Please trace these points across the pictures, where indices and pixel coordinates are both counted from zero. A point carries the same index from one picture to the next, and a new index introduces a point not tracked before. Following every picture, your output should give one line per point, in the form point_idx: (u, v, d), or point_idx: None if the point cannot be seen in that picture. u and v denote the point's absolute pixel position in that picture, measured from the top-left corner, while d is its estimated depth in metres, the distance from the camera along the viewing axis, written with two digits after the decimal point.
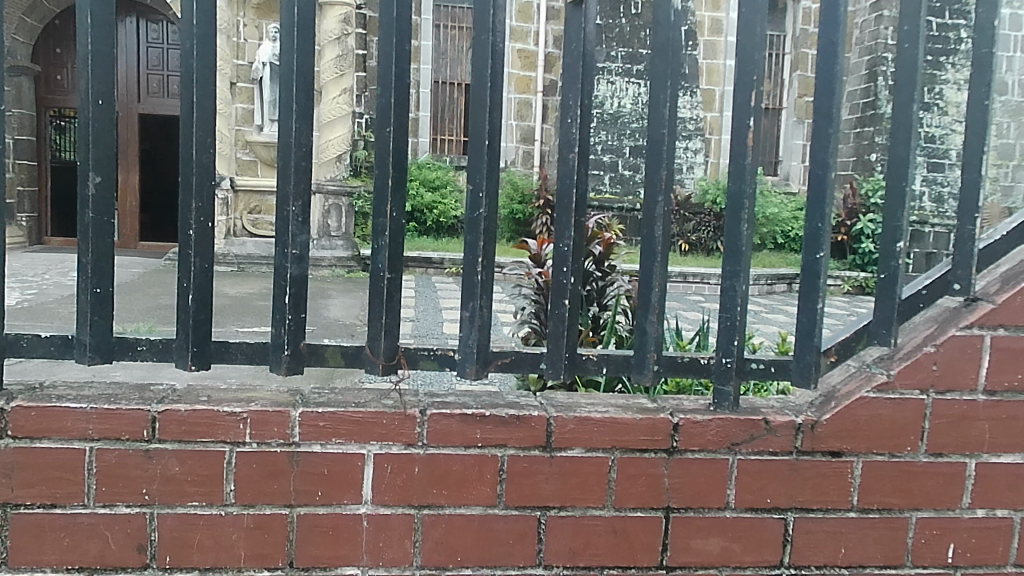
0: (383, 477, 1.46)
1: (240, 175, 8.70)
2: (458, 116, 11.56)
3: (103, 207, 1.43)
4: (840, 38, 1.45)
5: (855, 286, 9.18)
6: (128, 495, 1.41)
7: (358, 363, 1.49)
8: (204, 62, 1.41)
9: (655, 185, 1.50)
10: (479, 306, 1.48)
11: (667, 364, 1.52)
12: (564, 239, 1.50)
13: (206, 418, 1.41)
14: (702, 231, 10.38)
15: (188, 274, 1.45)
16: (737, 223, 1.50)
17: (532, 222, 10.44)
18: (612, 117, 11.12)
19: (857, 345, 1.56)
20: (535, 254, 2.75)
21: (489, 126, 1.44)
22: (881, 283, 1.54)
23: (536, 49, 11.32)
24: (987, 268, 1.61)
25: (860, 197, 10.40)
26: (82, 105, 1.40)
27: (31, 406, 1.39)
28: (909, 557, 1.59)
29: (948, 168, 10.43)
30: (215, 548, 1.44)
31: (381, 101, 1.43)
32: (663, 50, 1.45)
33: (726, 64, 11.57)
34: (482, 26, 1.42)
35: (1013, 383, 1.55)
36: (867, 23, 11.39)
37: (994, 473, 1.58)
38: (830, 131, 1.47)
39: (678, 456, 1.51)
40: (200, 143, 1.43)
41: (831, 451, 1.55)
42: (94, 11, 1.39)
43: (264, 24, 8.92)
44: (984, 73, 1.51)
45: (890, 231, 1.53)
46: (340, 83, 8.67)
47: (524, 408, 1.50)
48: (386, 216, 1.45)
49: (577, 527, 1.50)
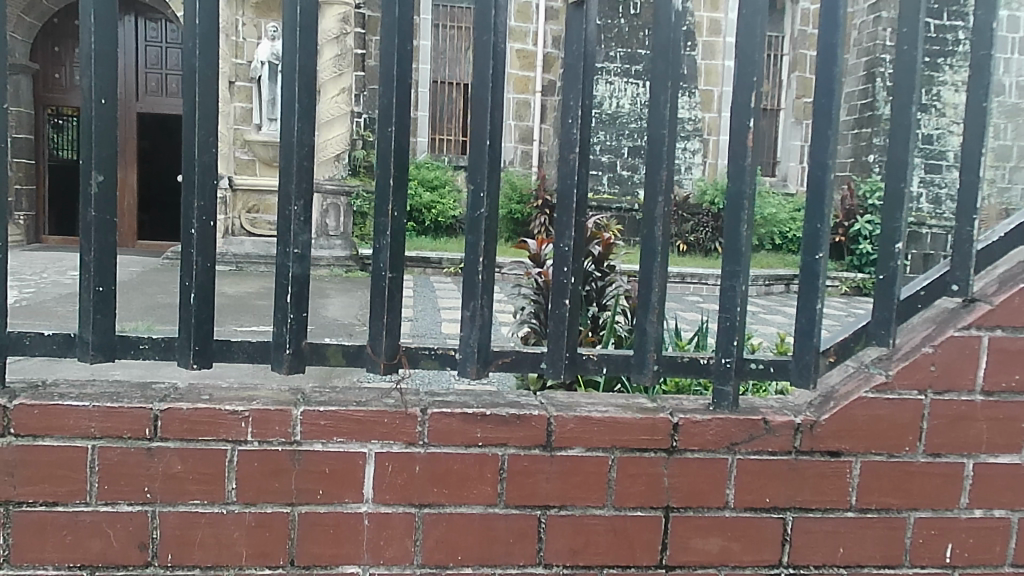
0: (384, 476, 1.46)
1: (238, 174, 8.70)
2: (456, 116, 11.57)
3: (106, 206, 1.43)
4: (839, 39, 1.46)
5: (853, 287, 9.20)
6: (130, 493, 1.42)
7: (359, 362, 1.50)
8: (207, 62, 1.42)
9: (655, 186, 1.51)
10: (480, 306, 1.49)
11: (667, 364, 1.53)
12: (565, 240, 1.50)
13: (208, 416, 1.42)
14: (700, 232, 10.40)
15: (191, 273, 1.46)
16: (737, 223, 1.51)
17: (530, 222, 10.44)
18: (610, 117, 11.15)
19: (855, 345, 1.57)
20: (535, 253, 2.75)
21: (490, 127, 1.45)
22: (880, 284, 1.55)
23: (535, 49, 11.34)
24: (985, 269, 1.61)
25: (858, 198, 10.42)
26: (85, 104, 1.41)
27: (34, 403, 1.40)
28: (907, 557, 1.60)
29: (945, 169, 10.47)
30: (216, 546, 1.45)
31: (383, 101, 1.43)
32: (663, 50, 1.46)
33: (725, 64, 11.56)
34: (483, 26, 1.43)
35: (1010, 383, 1.56)
36: (865, 24, 11.43)
37: (992, 473, 1.59)
38: (828, 132, 1.48)
39: (678, 456, 1.52)
40: (202, 142, 1.43)
41: (830, 451, 1.55)
42: (97, 11, 1.39)
43: (263, 23, 8.90)
44: (983, 74, 1.52)
45: (889, 232, 1.54)
46: (338, 82, 8.66)
47: (525, 407, 1.51)
48: (388, 216, 1.46)
49: (577, 526, 1.51)
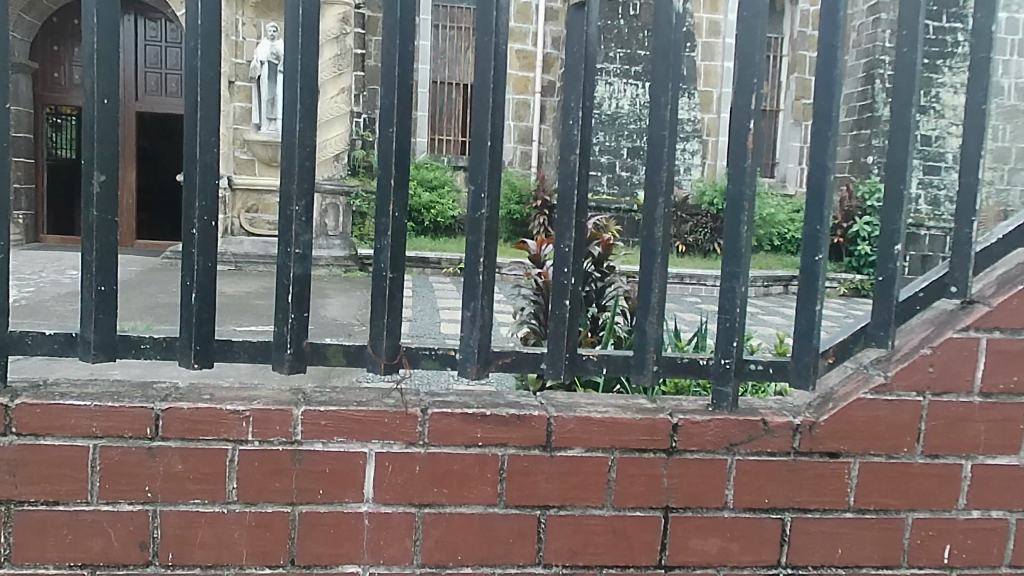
0: (384, 476, 1.47)
1: (238, 174, 8.71)
2: (456, 116, 11.59)
3: (107, 205, 1.44)
4: (839, 41, 1.46)
5: (851, 288, 9.23)
6: (131, 492, 1.42)
7: (360, 362, 1.50)
8: (209, 63, 1.42)
9: (656, 187, 1.51)
10: (480, 306, 1.50)
11: (667, 364, 1.54)
12: (565, 241, 1.51)
13: (208, 416, 1.42)
14: (699, 233, 10.42)
15: (192, 272, 1.46)
16: (736, 224, 1.51)
17: (530, 223, 10.45)
18: (610, 118, 11.17)
19: (854, 346, 1.58)
20: (534, 254, 2.76)
21: (492, 127, 1.45)
22: (879, 285, 1.55)
23: (535, 49, 11.36)
24: (984, 270, 1.62)
25: (857, 200, 10.44)
26: (87, 103, 1.41)
27: (35, 403, 1.40)
28: (905, 558, 1.61)
29: (944, 171, 10.50)
30: (216, 546, 1.45)
31: (385, 102, 1.43)
32: (664, 51, 1.47)
33: (724, 65, 11.57)
34: (485, 27, 1.44)
35: (1008, 385, 1.57)
36: (864, 26, 11.46)
37: (990, 474, 1.60)
38: (828, 133, 1.49)
39: (677, 456, 1.53)
40: (204, 142, 1.44)
41: (829, 451, 1.56)
42: (100, 11, 1.40)
43: (263, 22, 8.89)
44: (982, 76, 1.53)
45: (888, 234, 1.54)
46: (338, 83, 8.66)
47: (525, 407, 1.51)
48: (389, 216, 1.46)
49: (577, 526, 1.51)
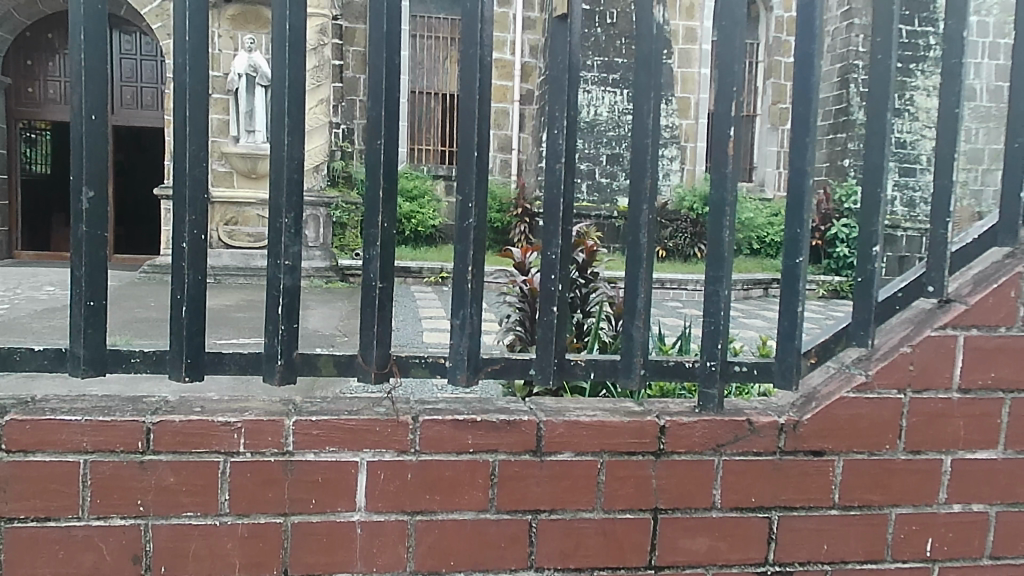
0: (376, 484, 1.48)
1: (215, 186, 8.61)
2: (435, 125, 11.60)
3: (96, 222, 1.43)
4: (815, 49, 1.50)
5: (830, 290, 9.37)
6: (123, 507, 1.42)
7: (349, 372, 1.51)
8: (197, 78, 1.43)
9: (640, 193, 1.53)
10: (469, 313, 1.51)
11: (654, 368, 1.56)
12: (552, 247, 1.52)
13: (202, 428, 1.43)
14: (679, 237, 10.57)
15: (182, 286, 1.47)
16: (719, 228, 1.54)
17: (510, 230, 10.49)
18: (589, 125, 11.23)
19: (836, 346, 1.62)
20: (519, 261, 2.78)
21: (478, 137, 1.47)
22: (859, 285, 1.60)
23: (513, 58, 11.41)
24: (959, 270, 1.67)
25: (834, 203, 10.62)
26: (75, 120, 1.41)
27: (25, 419, 1.39)
28: (889, 552, 1.64)
29: (919, 172, 10.58)
30: (209, 558, 1.45)
31: (373, 115, 1.44)
32: (645, 62, 1.50)
33: (701, 73, 11.72)
34: (470, 39, 1.46)
35: (986, 380, 1.61)
36: (838, 31, 11.68)
37: (968, 468, 1.64)
38: (806, 139, 1.52)
39: (665, 457, 1.55)
40: (193, 157, 1.45)
41: (812, 450, 1.59)
42: (86, 26, 1.40)
43: (241, 35, 8.85)
44: (955, 82, 1.57)
45: (867, 235, 1.58)
46: (317, 93, 8.62)
47: (515, 412, 1.53)
48: (378, 226, 1.46)
49: (568, 529, 1.53)
